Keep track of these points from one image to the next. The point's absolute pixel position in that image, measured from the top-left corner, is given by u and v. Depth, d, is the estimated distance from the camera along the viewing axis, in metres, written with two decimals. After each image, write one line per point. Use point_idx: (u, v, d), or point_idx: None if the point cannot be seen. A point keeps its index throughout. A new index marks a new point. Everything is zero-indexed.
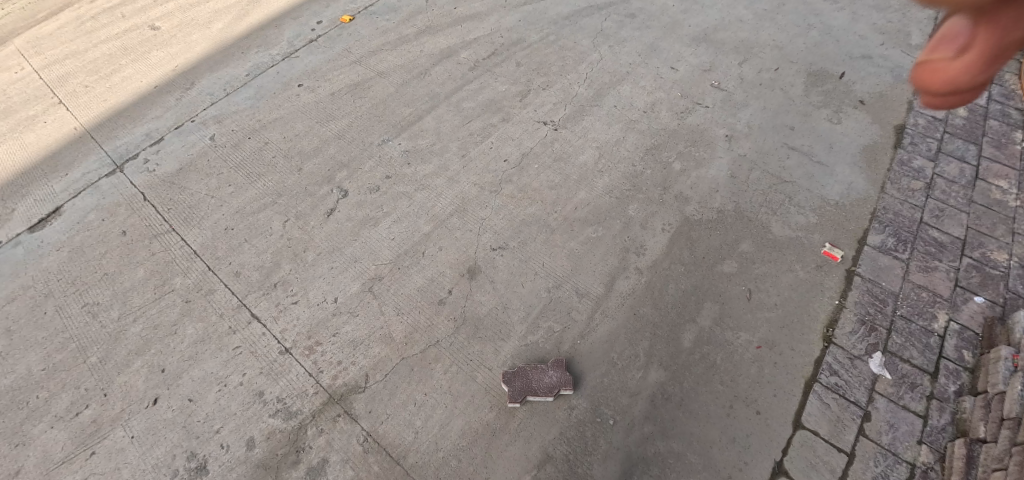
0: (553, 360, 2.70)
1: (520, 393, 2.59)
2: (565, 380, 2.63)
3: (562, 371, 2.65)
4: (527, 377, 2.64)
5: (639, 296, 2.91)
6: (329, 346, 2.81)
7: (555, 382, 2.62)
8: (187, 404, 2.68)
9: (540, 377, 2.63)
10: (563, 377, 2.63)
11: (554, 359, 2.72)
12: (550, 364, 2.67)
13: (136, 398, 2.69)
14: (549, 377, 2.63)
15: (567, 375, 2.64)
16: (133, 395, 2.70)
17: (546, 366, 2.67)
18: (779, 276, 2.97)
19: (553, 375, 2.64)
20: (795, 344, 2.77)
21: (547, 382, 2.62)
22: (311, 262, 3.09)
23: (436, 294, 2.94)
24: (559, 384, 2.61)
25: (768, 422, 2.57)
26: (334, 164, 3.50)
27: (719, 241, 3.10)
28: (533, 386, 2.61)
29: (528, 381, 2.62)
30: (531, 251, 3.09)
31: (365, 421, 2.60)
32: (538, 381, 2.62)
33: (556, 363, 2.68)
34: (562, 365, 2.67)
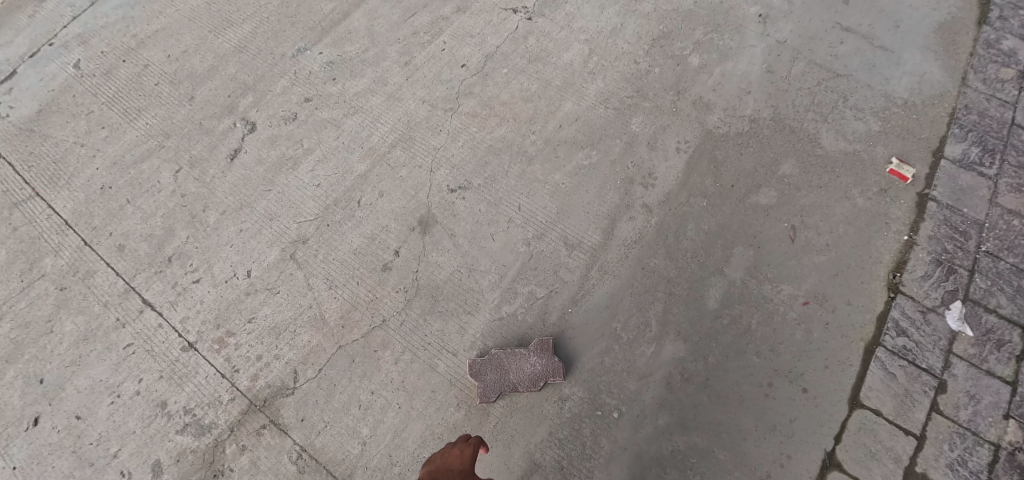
0: (536, 342, 2.01)
1: (494, 392, 1.96)
2: (554, 368, 1.98)
3: (548, 357, 1.99)
4: (502, 369, 1.98)
5: (647, 244, 2.15)
6: (243, 337, 2.15)
7: (540, 373, 1.97)
8: (75, 423, 2.10)
9: (519, 368, 1.98)
10: (550, 365, 1.98)
11: (536, 338, 2.03)
12: (531, 349, 2.00)
13: (12, 421, 2.11)
14: (532, 367, 1.98)
15: (556, 361, 1.98)
16: (8, 416, 2.12)
17: (526, 352, 2.00)
18: (831, 207, 2.28)
19: (537, 363, 1.98)
20: (852, 296, 2.15)
21: (529, 375, 1.97)
22: (214, 225, 2.36)
23: (379, 257, 2.19)
24: (546, 375, 1.97)
25: (817, 402, 2.00)
26: (236, 88, 2.64)
27: (752, 162, 2.33)
28: (511, 381, 1.97)
29: (502, 375, 1.97)
30: (503, 188, 2.26)
31: (298, 432, 2.01)
32: (516, 374, 1.97)
33: (540, 345, 2.00)
34: (548, 348, 2.00)
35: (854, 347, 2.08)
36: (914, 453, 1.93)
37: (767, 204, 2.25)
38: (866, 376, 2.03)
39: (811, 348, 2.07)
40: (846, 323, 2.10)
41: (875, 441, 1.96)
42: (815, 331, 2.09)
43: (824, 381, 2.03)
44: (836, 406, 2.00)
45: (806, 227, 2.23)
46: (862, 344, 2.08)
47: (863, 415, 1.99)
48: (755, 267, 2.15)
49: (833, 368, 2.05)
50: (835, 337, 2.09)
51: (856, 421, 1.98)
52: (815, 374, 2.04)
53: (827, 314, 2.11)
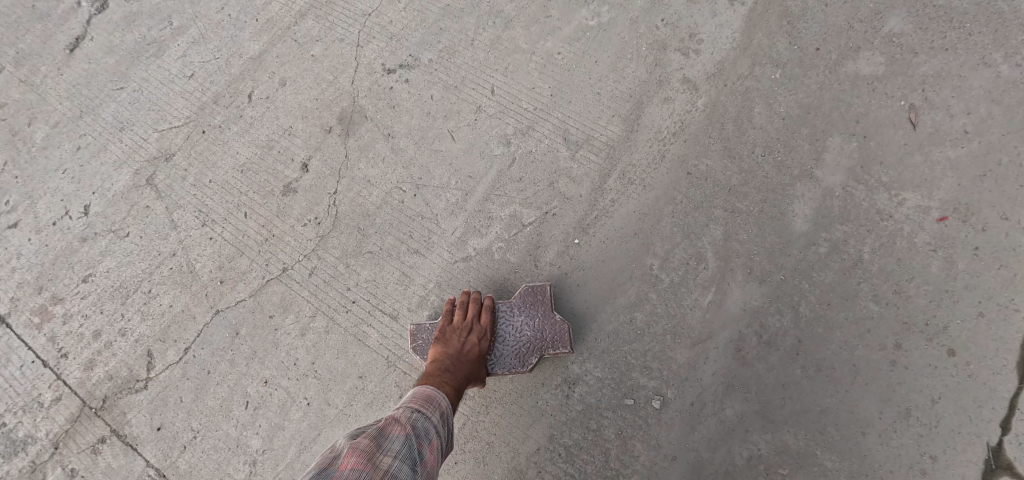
0: (519, 291, 1.28)
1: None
2: (554, 334, 1.24)
3: (541, 317, 1.25)
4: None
5: (691, 136, 1.38)
6: (77, 304, 1.40)
7: (533, 343, 1.24)
8: None
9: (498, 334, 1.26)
10: (548, 327, 1.24)
11: (521, 287, 1.30)
12: (515, 303, 1.27)
13: None
14: (518, 333, 1.25)
15: (557, 322, 1.24)
16: None
17: (508, 309, 1.27)
18: (969, 76, 1.43)
19: (527, 325, 1.25)
20: (1013, 208, 1.32)
21: (513, 347, 1.25)
22: (44, 143, 1.59)
23: (279, 175, 1.42)
24: (541, 345, 1.24)
25: (972, 372, 1.23)
26: None
27: (844, 15, 1.51)
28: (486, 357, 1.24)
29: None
30: (466, 66, 1.47)
31: (153, 448, 1.27)
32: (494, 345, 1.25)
33: (528, 295, 1.27)
34: (542, 299, 1.26)
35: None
36: None
37: (870, 75, 1.46)
38: None
39: (958, 289, 1.28)
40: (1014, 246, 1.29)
41: None
42: (963, 262, 1.30)
43: (981, 339, 1.25)
44: (1003, 377, 1.22)
45: (931, 106, 1.42)
46: None
47: None
48: (859, 168, 1.37)
49: (993, 317, 1.26)
50: (992, 271, 1.29)
51: None
52: (964, 328, 1.26)
53: (974, 236, 1.31)
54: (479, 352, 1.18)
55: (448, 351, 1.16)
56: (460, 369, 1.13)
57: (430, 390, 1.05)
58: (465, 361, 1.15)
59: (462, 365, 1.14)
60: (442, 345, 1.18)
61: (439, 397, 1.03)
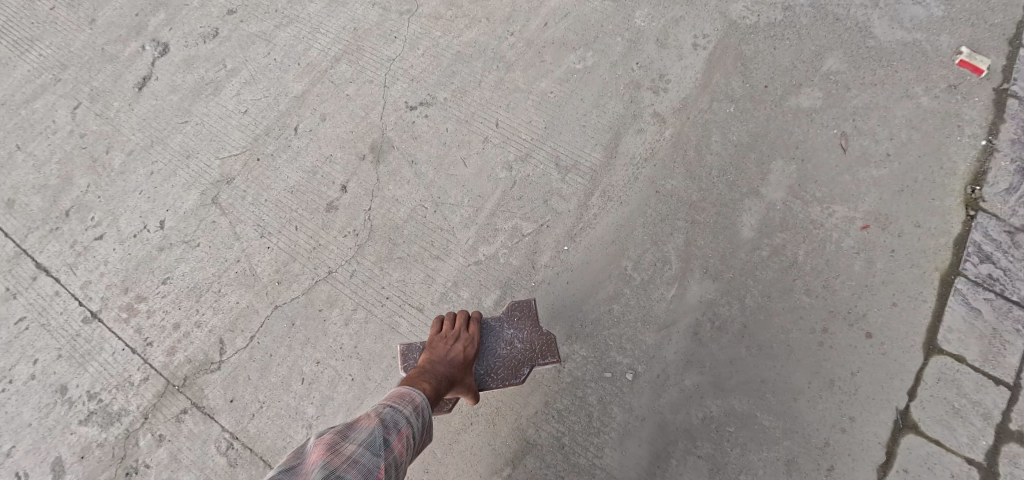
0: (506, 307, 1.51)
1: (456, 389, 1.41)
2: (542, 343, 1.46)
3: (527, 331, 1.47)
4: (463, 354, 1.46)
5: (661, 161, 1.69)
6: (157, 302, 1.72)
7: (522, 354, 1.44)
8: None
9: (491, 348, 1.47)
10: (536, 338, 1.46)
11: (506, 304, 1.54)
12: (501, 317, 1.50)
13: None
14: (507, 347, 1.47)
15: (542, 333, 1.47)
16: None
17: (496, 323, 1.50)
18: (891, 107, 1.78)
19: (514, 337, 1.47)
20: (922, 218, 1.65)
21: (503, 360, 1.45)
22: (121, 168, 1.89)
23: (323, 195, 1.73)
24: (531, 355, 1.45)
25: (885, 350, 1.55)
26: (145, 6, 2.15)
27: (790, 57, 1.84)
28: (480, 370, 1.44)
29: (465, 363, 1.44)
30: (474, 103, 1.79)
31: (227, 417, 1.58)
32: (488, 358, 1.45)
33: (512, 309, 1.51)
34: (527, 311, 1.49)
35: (931, 277, 1.59)
36: (1010, 411, 1.47)
37: (809, 109, 1.77)
38: (943, 316, 1.55)
39: (875, 284, 1.60)
40: (920, 248, 1.62)
41: (960, 394, 1.50)
42: (879, 261, 1.62)
43: (893, 323, 1.57)
44: (910, 354, 1.54)
45: (859, 133, 1.75)
46: (938, 276, 1.59)
47: (943, 363, 1.52)
48: (798, 186, 1.68)
49: (902, 306, 1.58)
50: (903, 270, 1.61)
51: (935, 371, 1.52)
52: (880, 315, 1.58)
53: (891, 240, 1.64)
54: (463, 356, 1.37)
55: (432, 355, 1.36)
56: (442, 369, 1.33)
57: (404, 389, 1.23)
58: (451, 363, 1.34)
59: (447, 367, 1.33)
60: (430, 351, 1.38)
61: (412, 394, 1.21)
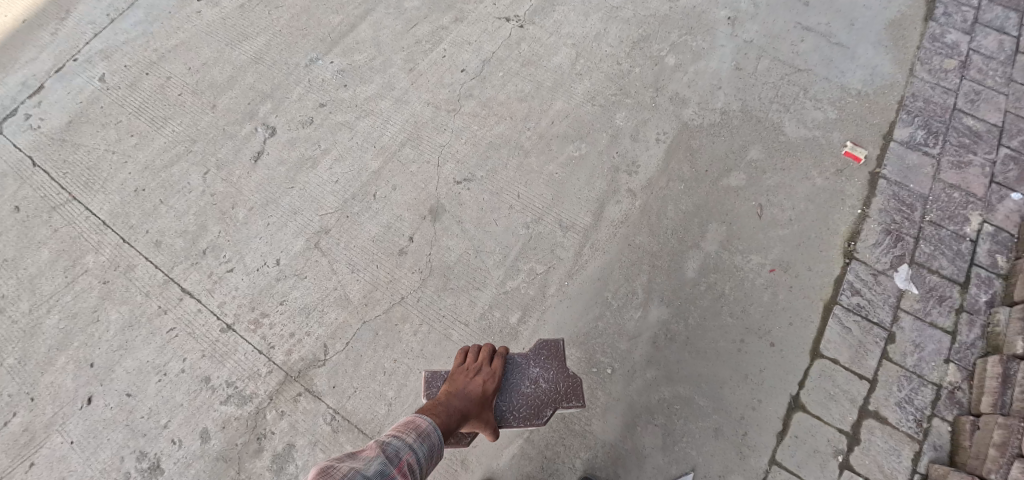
0: (537, 346, 2.12)
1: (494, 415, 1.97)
2: (570, 384, 2.04)
3: (545, 374, 2.07)
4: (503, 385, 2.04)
5: (633, 223, 2.45)
6: (276, 317, 2.41)
7: (553, 392, 2.02)
8: (126, 399, 2.37)
9: (525, 383, 2.05)
10: (563, 377, 2.06)
11: (537, 344, 2.15)
12: (532, 357, 2.10)
13: (67, 400, 2.38)
14: (529, 385, 2.04)
15: (568, 374, 2.06)
16: (63, 397, 2.39)
17: (527, 361, 2.10)
18: (794, 187, 2.51)
19: (545, 375, 2.06)
20: (813, 264, 2.39)
21: (525, 396, 2.02)
22: (243, 221, 2.58)
23: (396, 243, 2.46)
24: (561, 394, 2.02)
25: (784, 354, 2.29)
26: (254, 97, 2.82)
27: (724, 148, 2.59)
28: (519, 404, 2.01)
29: (504, 394, 2.02)
30: (502, 180, 2.54)
31: (331, 398, 2.28)
32: (523, 391, 2.04)
33: (543, 349, 2.12)
34: (557, 352, 2.11)
35: (817, 306, 2.34)
36: (867, 394, 2.23)
37: (738, 186, 2.52)
38: (825, 331, 2.31)
39: (778, 309, 2.34)
40: (809, 286, 2.36)
41: (835, 385, 2.25)
42: (781, 294, 2.36)
43: (790, 336, 2.31)
44: (800, 358, 2.28)
45: (771, 205, 2.48)
46: (822, 304, 2.34)
47: (823, 364, 2.27)
48: (727, 241, 2.43)
49: (796, 325, 2.32)
50: (798, 300, 2.35)
51: (818, 369, 2.27)
52: (781, 330, 2.31)
53: (791, 280, 2.37)
54: (480, 389, 1.89)
55: (458, 384, 1.89)
56: (467, 396, 1.85)
57: (415, 419, 1.70)
58: (467, 396, 1.85)
59: (463, 399, 1.84)
60: (454, 380, 1.92)
61: (421, 424, 1.68)
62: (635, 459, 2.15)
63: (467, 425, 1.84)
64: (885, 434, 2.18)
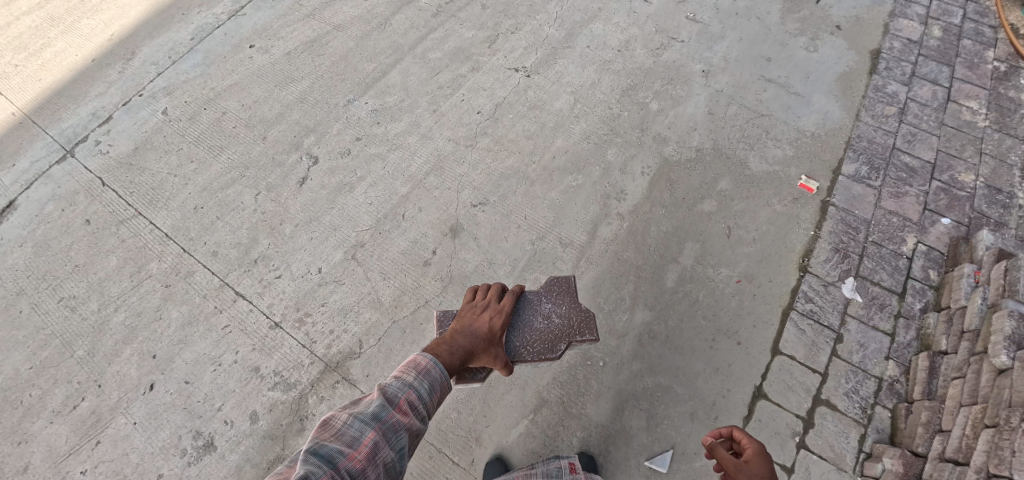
0: (548, 284, 2.26)
1: (510, 351, 2.05)
2: (581, 319, 2.19)
3: (556, 311, 2.20)
4: (517, 322, 2.14)
5: (622, 241, 2.86)
6: (318, 316, 2.74)
7: (566, 327, 2.16)
8: (185, 386, 2.57)
9: (539, 319, 2.16)
10: (575, 314, 2.20)
11: (546, 285, 2.27)
12: (542, 297, 2.22)
13: (132, 385, 2.56)
14: (542, 321, 2.16)
15: (579, 310, 2.21)
16: (128, 383, 2.57)
17: (538, 300, 2.21)
18: (758, 211, 2.89)
19: (557, 311, 2.19)
20: (773, 275, 2.74)
21: (537, 332, 2.12)
22: (289, 234, 2.94)
23: (421, 255, 2.87)
24: (573, 328, 2.16)
25: (749, 351, 2.59)
26: (300, 130, 3.28)
27: (698, 180, 3.00)
28: (533, 340, 2.10)
29: (518, 330, 2.12)
30: (512, 204, 2.99)
31: (364, 385, 2.57)
32: (537, 327, 2.14)
33: (554, 287, 2.26)
34: (567, 291, 2.26)
35: (775, 311, 2.66)
36: (819, 386, 2.50)
37: (709, 211, 2.91)
38: (783, 332, 2.61)
39: (744, 313, 2.67)
40: (769, 294, 2.70)
41: (793, 376, 2.53)
42: (746, 301, 2.69)
43: (754, 336, 2.62)
44: (763, 354, 2.58)
45: (739, 225, 2.86)
46: (781, 309, 2.66)
47: (782, 360, 2.56)
48: (701, 255, 2.80)
49: (759, 326, 2.64)
50: (761, 305, 2.68)
51: (778, 365, 2.56)
52: (746, 331, 2.63)
53: (754, 288, 2.71)
54: (486, 326, 1.91)
55: (466, 323, 1.90)
56: (478, 332, 1.88)
57: (416, 357, 1.69)
58: (474, 333, 1.87)
59: (468, 337, 1.86)
60: (461, 319, 1.93)
61: (422, 361, 1.67)
62: (624, 437, 2.47)
63: (476, 362, 1.88)
64: (835, 419, 2.44)
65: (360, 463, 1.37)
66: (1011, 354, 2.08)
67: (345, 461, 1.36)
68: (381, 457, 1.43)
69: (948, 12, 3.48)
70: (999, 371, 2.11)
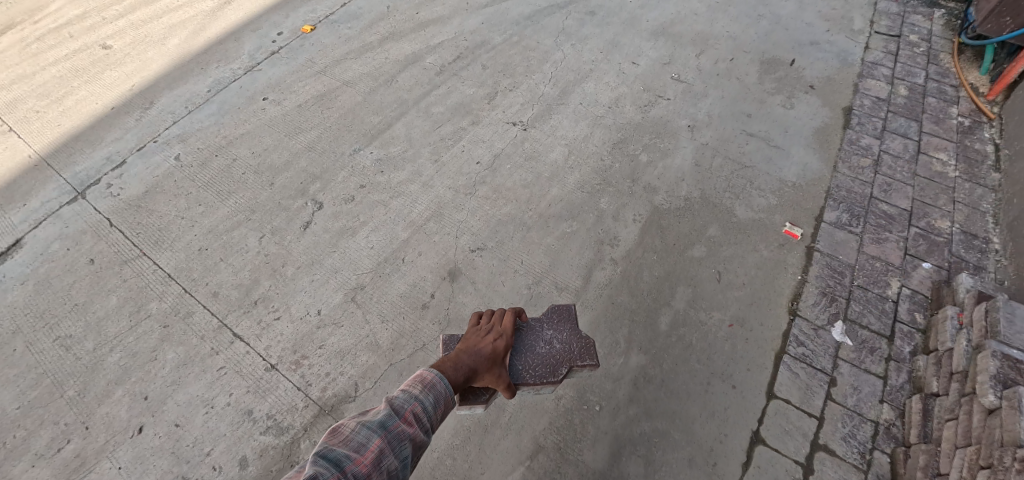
0: (549, 312, 2.32)
1: (513, 373, 2.08)
2: (582, 345, 2.23)
3: (558, 335, 2.25)
4: (519, 347, 2.18)
5: (615, 285, 2.93)
6: (316, 359, 2.74)
7: (567, 352, 2.19)
8: (175, 429, 2.53)
9: (541, 344, 2.20)
10: (577, 340, 2.25)
11: (548, 312, 2.34)
12: (544, 323, 2.28)
13: (120, 428, 2.52)
14: (546, 345, 2.20)
15: (580, 337, 2.25)
16: (117, 425, 2.53)
17: (540, 326, 2.27)
18: (746, 256, 2.99)
19: (558, 337, 2.24)
20: (764, 319, 2.79)
21: (540, 356, 2.16)
22: (290, 276, 3.00)
23: (419, 298, 2.92)
24: (574, 353, 2.20)
25: (744, 395, 2.59)
26: (306, 177, 3.41)
27: (687, 227, 3.11)
28: (535, 363, 2.13)
29: (521, 354, 2.15)
30: (509, 249, 3.08)
31: None
32: (539, 351, 2.18)
33: (555, 315, 2.32)
34: (568, 318, 2.32)
35: (768, 355, 2.69)
36: (817, 430, 2.49)
37: (699, 257, 3.00)
38: (777, 375, 2.63)
39: (737, 357, 2.69)
40: (762, 338, 2.73)
41: (789, 421, 2.52)
42: (740, 344, 2.73)
43: (748, 379, 2.63)
44: (759, 397, 2.58)
45: (728, 270, 2.95)
46: (773, 352, 2.69)
47: (777, 404, 2.56)
48: (693, 300, 2.86)
49: (753, 370, 2.65)
50: (754, 349, 2.71)
51: (773, 408, 2.55)
52: (741, 374, 2.65)
53: (747, 332, 2.75)
54: (490, 347, 1.98)
55: (470, 344, 1.98)
56: (481, 353, 1.95)
57: (423, 372, 1.79)
58: (478, 352, 1.95)
59: (473, 355, 1.93)
60: (466, 341, 2.00)
61: (428, 377, 1.78)
62: None
63: (479, 381, 1.95)
64: (835, 465, 2.41)
65: (365, 468, 1.50)
66: (998, 393, 2.13)
67: (352, 466, 1.49)
68: (386, 463, 1.54)
69: (911, 73, 3.74)
70: (989, 411, 2.14)
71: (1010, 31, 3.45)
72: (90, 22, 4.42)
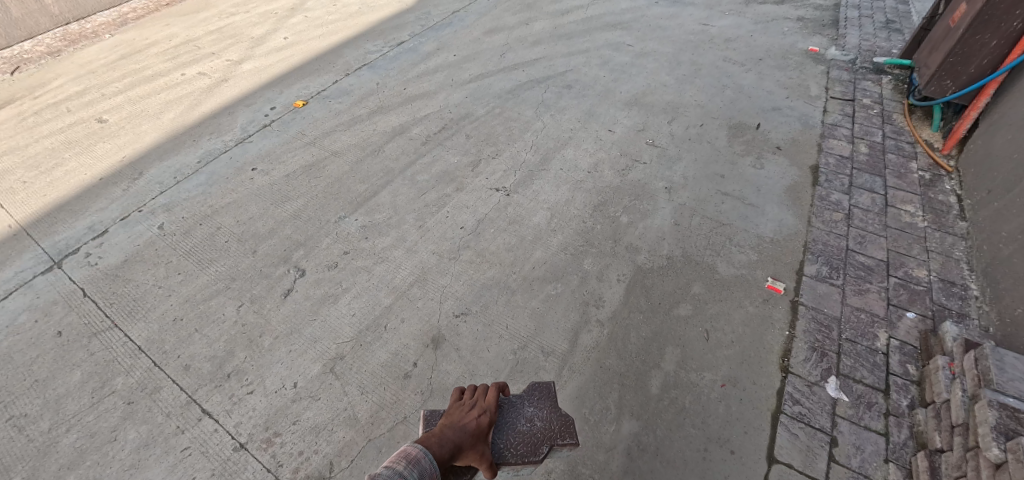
0: (533, 387, 2.11)
1: (494, 451, 1.88)
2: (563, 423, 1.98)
3: (543, 408, 2.03)
4: (500, 423, 1.98)
5: (603, 348, 2.86)
6: (289, 436, 2.57)
7: (548, 429, 1.95)
8: None
9: (522, 422, 1.98)
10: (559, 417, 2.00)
11: (533, 386, 2.14)
12: (527, 397, 2.07)
13: None
14: (529, 423, 1.99)
15: (562, 414, 2.00)
16: None
17: (523, 401, 2.06)
18: (732, 313, 2.96)
19: (540, 413, 2.01)
20: (757, 377, 2.72)
21: (522, 434, 1.94)
22: (267, 347, 2.89)
23: (401, 368, 2.81)
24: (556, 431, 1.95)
25: (744, 461, 2.45)
26: (290, 245, 3.39)
27: (672, 285, 3.11)
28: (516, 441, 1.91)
29: (502, 431, 1.95)
30: (493, 313, 3.03)
31: None
32: (520, 428, 1.96)
33: (538, 390, 2.11)
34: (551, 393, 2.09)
35: (764, 415, 2.59)
36: None
37: (685, 314, 2.97)
38: (776, 437, 2.51)
39: (733, 419, 2.58)
40: (756, 398, 2.64)
41: None
42: (734, 405, 2.63)
43: (746, 443, 2.50)
44: (759, 463, 2.44)
45: (716, 329, 2.90)
46: (769, 413, 2.59)
47: (779, 469, 2.42)
48: (683, 360, 2.79)
49: (751, 433, 2.53)
50: (749, 410, 2.61)
51: (775, 475, 2.41)
52: (739, 438, 2.52)
53: (740, 392, 2.67)
54: (473, 422, 1.86)
55: (452, 420, 1.87)
56: (461, 430, 1.82)
57: (407, 447, 1.72)
58: (462, 428, 1.83)
59: (455, 430, 1.82)
60: (448, 417, 1.90)
61: (411, 451, 1.71)
62: None
63: (462, 461, 1.78)
64: None
65: None
66: (1002, 446, 2.05)
67: None
68: None
69: (870, 132, 3.96)
70: (995, 466, 2.06)
71: (953, 92, 3.70)
72: (88, 98, 4.57)
